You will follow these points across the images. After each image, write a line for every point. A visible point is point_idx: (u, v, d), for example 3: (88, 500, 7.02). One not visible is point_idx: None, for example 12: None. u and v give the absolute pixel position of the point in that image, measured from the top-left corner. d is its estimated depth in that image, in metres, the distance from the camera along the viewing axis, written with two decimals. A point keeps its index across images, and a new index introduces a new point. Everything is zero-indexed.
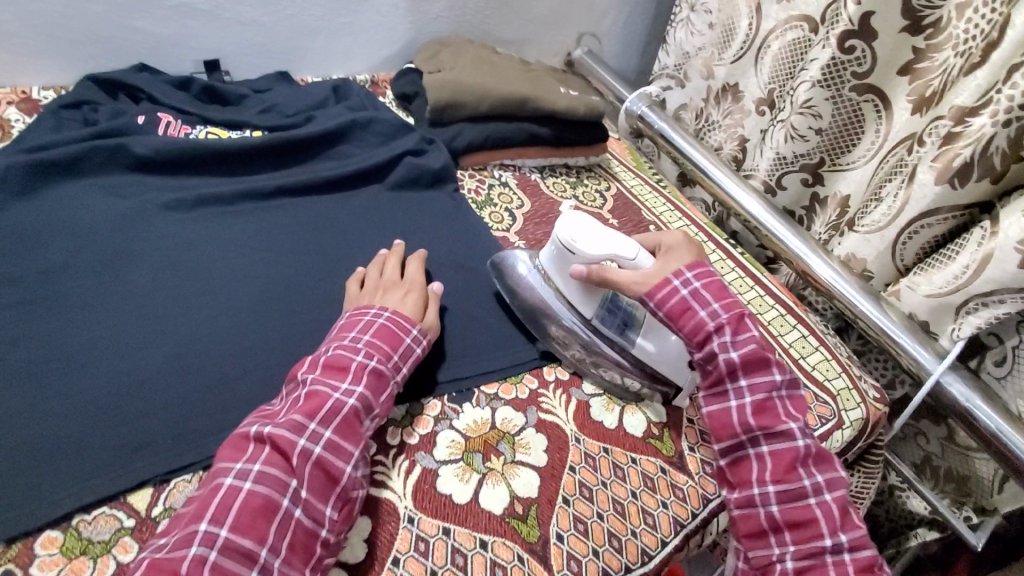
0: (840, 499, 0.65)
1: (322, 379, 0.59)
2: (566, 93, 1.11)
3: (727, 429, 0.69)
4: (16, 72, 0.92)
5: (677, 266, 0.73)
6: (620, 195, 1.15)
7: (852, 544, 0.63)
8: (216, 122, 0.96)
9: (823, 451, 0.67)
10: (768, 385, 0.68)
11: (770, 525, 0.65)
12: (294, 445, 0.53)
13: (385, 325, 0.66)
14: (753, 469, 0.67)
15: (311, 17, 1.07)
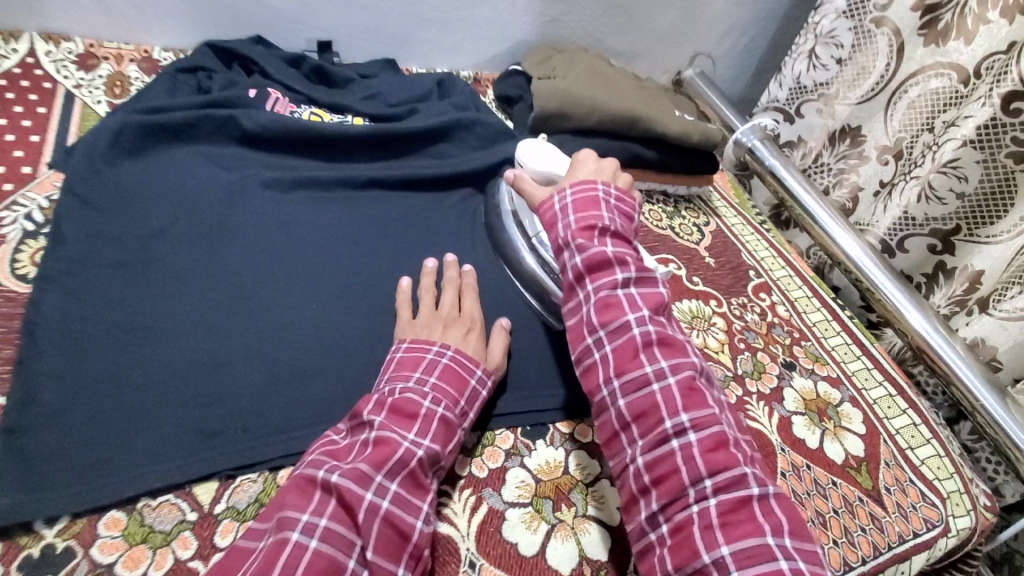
0: (690, 380, 0.58)
1: (390, 424, 0.54)
2: (680, 118, 1.04)
3: (578, 336, 0.62)
4: (142, 31, 0.94)
5: (563, 185, 0.69)
6: (719, 232, 1.07)
7: (696, 424, 0.55)
8: (321, 103, 0.95)
9: (670, 337, 0.60)
10: (612, 283, 0.61)
11: (620, 425, 0.58)
12: (362, 500, 0.49)
13: (452, 365, 0.61)
14: (600, 371, 0.60)
15: (428, 7, 1.05)
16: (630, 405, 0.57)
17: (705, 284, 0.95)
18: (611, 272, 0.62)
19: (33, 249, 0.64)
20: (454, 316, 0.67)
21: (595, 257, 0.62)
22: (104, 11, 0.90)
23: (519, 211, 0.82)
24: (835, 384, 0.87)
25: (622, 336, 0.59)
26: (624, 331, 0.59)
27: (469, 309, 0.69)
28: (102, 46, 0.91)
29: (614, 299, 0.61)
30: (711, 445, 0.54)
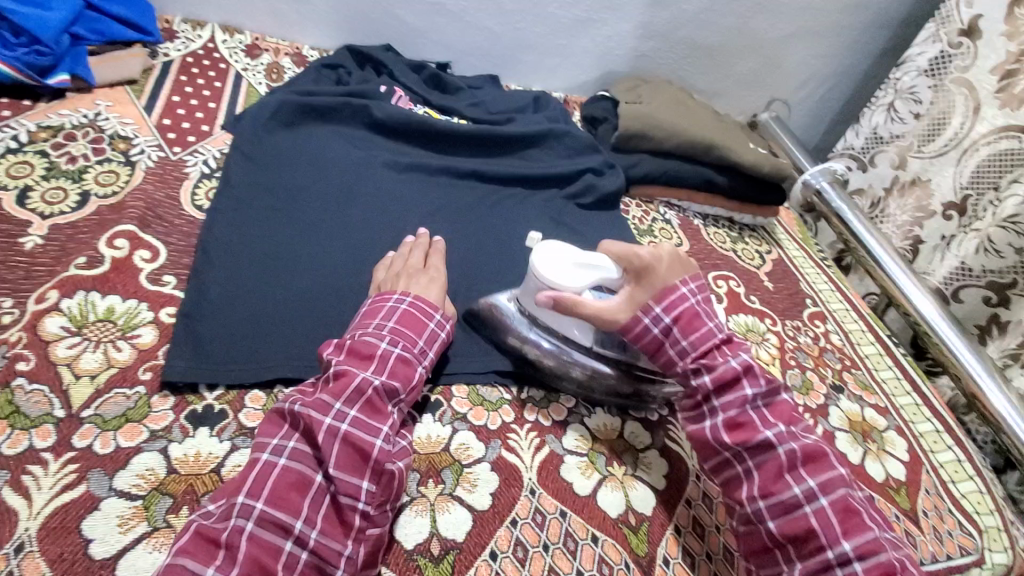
0: (845, 500, 0.59)
1: (346, 363, 0.59)
2: (753, 150, 1.13)
3: (711, 450, 0.65)
4: (299, 31, 1.12)
5: (647, 301, 0.68)
6: (781, 261, 1.13)
7: (859, 551, 0.57)
8: (434, 105, 1.09)
9: (814, 449, 0.62)
10: (741, 399, 0.65)
11: (773, 542, 0.60)
12: (321, 424, 0.54)
13: (407, 311, 0.66)
14: (742, 486, 0.63)
15: (535, 34, 1.19)
16: (779, 525, 0.60)
17: (762, 303, 1.01)
18: (741, 389, 0.65)
19: (207, 188, 0.79)
20: (418, 268, 0.73)
21: (724, 375, 0.65)
22: (272, 11, 1.08)
23: (542, 320, 0.72)
24: (883, 413, 0.90)
25: (763, 454, 0.62)
26: (767, 450, 0.62)
27: (433, 264, 0.75)
28: (265, 40, 1.10)
29: (746, 418, 0.64)
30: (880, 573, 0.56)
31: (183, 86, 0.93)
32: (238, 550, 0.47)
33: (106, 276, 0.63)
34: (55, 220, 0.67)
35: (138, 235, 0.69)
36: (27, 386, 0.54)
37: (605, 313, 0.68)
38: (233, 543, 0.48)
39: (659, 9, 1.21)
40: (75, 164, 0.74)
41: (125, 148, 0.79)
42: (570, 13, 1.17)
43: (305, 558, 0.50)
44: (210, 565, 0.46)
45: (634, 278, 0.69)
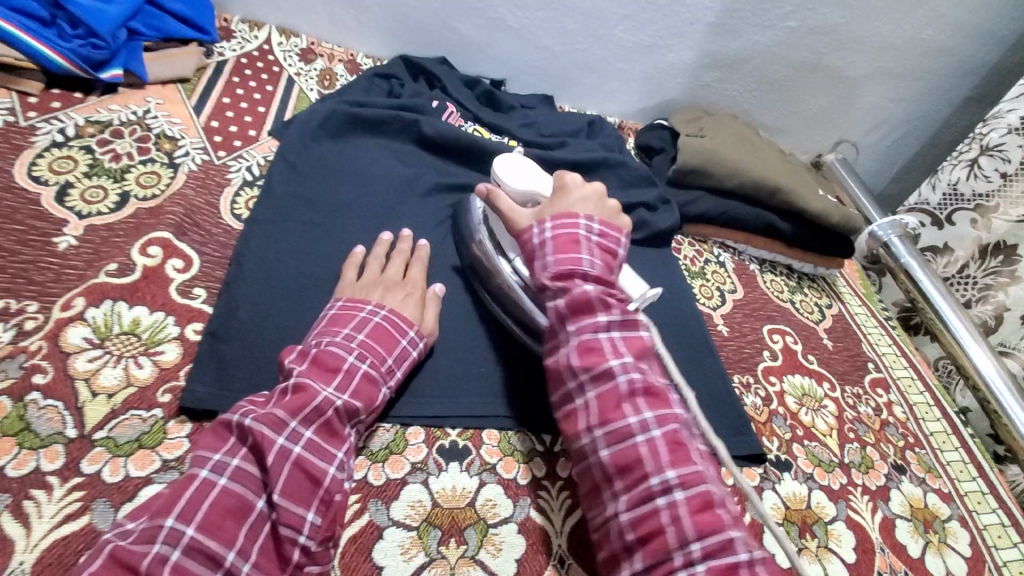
0: (674, 433, 0.56)
1: (309, 374, 0.54)
2: (821, 198, 1.06)
3: (558, 377, 0.61)
4: (355, 39, 1.09)
5: (545, 216, 0.69)
6: (841, 317, 1.05)
7: (683, 481, 0.53)
8: (485, 123, 1.05)
9: (655, 385, 0.58)
10: (594, 326, 0.60)
11: (602, 478, 0.56)
12: (272, 443, 0.49)
13: (381, 325, 0.61)
14: (580, 418, 0.58)
15: (596, 56, 1.14)
16: (611, 455, 0.55)
17: (820, 364, 0.93)
18: (594, 315, 0.61)
19: (247, 196, 0.77)
20: (396, 281, 0.68)
21: (578, 298, 0.61)
22: (330, 17, 1.06)
23: (494, 228, 0.74)
24: (947, 500, 0.81)
25: (606, 383, 0.58)
26: (609, 378, 0.58)
27: (412, 277, 0.70)
28: (321, 46, 1.08)
29: (597, 345, 0.59)
30: (698, 506, 0.52)
31: (234, 88, 0.91)
32: None
33: (135, 286, 0.60)
34: (91, 220, 0.65)
35: (172, 242, 0.66)
36: (41, 401, 0.50)
37: (515, 218, 0.71)
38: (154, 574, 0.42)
39: (729, 39, 1.15)
40: (118, 162, 0.72)
41: (169, 149, 0.77)
42: (635, 38, 1.12)
43: None
44: None
45: (557, 197, 0.72)
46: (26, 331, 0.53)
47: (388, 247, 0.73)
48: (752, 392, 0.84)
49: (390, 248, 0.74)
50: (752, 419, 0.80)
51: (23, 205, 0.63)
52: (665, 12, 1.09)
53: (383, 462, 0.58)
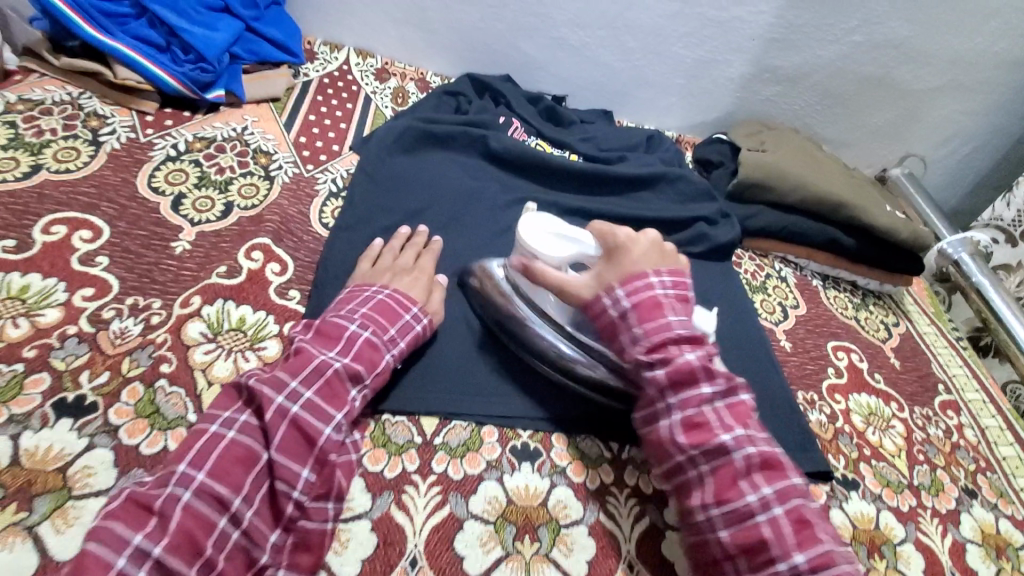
0: (799, 510, 0.54)
1: (313, 344, 0.57)
2: (889, 213, 1.04)
3: (666, 451, 0.59)
4: (425, 58, 1.16)
5: (613, 282, 0.66)
6: (909, 335, 1.02)
7: (814, 564, 0.51)
8: (546, 137, 1.08)
9: (769, 455, 0.57)
10: (698, 398, 0.59)
11: (723, 555, 0.54)
12: (271, 401, 0.51)
13: (385, 301, 0.64)
14: (695, 493, 0.57)
15: (655, 72, 1.17)
16: (733, 535, 0.54)
17: (887, 383, 0.91)
18: (698, 386, 0.59)
19: (333, 207, 0.83)
20: (405, 268, 0.71)
21: (681, 369, 0.59)
22: (403, 38, 1.13)
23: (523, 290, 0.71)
24: (1021, 527, 0.79)
25: (720, 458, 0.56)
26: (723, 452, 0.56)
27: (423, 264, 0.73)
28: (394, 65, 1.15)
29: (704, 417, 0.58)
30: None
31: (318, 106, 0.98)
32: (170, 519, 0.44)
33: (240, 287, 0.66)
34: (202, 227, 0.72)
35: (271, 248, 0.72)
36: (167, 387, 0.56)
37: (572, 289, 0.68)
38: (166, 512, 0.45)
39: (791, 54, 1.15)
40: (222, 175, 0.80)
41: (265, 163, 0.84)
42: (695, 53, 1.14)
43: (235, 539, 0.47)
44: (139, 531, 0.43)
45: (613, 259, 0.69)
46: (153, 325, 0.60)
47: (405, 240, 0.77)
48: (817, 409, 0.83)
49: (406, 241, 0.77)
50: (818, 437, 0.80)
51: (145, 213, 0.71)
52: (726, 28, 1.11)
53: (462, 457, 0.61)
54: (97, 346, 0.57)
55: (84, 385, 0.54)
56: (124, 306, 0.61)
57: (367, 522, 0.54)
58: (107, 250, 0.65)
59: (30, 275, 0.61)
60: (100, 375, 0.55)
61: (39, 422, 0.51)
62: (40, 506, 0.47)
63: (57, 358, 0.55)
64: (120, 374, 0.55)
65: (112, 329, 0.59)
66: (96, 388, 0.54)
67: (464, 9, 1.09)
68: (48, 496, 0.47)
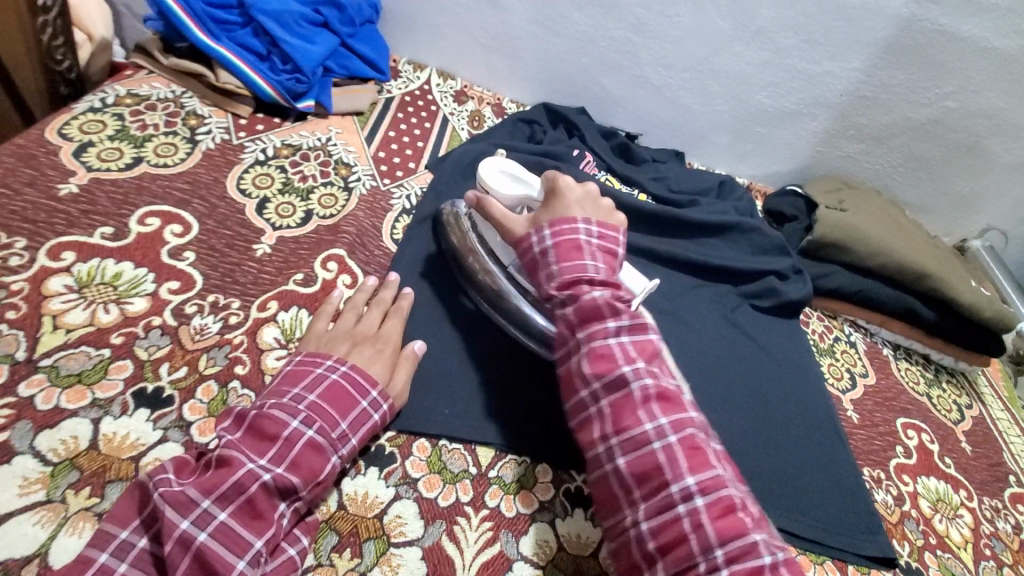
0: (693, 438, 0.53)
1: (239, 444, 0.49)
2: (974, 289, 0.99)
3: (569, 386, 0.58)
4: (505, 85, 1.17)
5: (543, 222, 0.66)
6: (983, 420, 0.96)
7: (702, 486, 0.50)
8: (617, 173, 1.08)
9: (668, 389, 0.55)
10: (604, 333, 0.57)
11: (621, 488, 0.53)
12: (174, 528, 0.43)
13: (337, 383, 0.55)
14: (594, 426, 0.56)
15: (734, 118, 1.15)
16: (629, 464, 0.53)
17: (958, 470, 0.85)
18: (604, 321, 0.58)
19: (405, 223, 0.84)
20: (369, 335, 0.63)
21: (587, 304, 0.58)
22: (485, 64, 1.15)
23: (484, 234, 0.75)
24: None
25: (619, 391, 0.55)
26: (623, 385, 0.55)
27: (387, 331, 0.64)
28: (473, 89, 1.17)
29: (607, 351, 0.57)
30: (718, 510, 0.49)
31: (399, 123, 1.00)
32: None
33: (314, 295, 0.68)
34: (281, 232, 0.74)
35: (345, 259, 0.74)
36: (239, 390, 0.57)
37: (509, 225, 0.70)
38: None
39: (878, 113, 1.12)
40: (305, 183, 0.82)
41: (345, 174, 0.86)
42: (778, 104, 1.12)
43: None
44: None
45: (554, 205, 0.69)
46: (231, 324, 0.61)
47: (371, 294, 0.69)
48: (883, 488, 0.78)
49: (373, 294, 0.69)
50: (884, 518, 0.75)
51: (232, 213, 0.73)
52: (814, 82, 1.08)
53: (516, 493, 0.60)
54: (178, 339, 0.58)
55: (163, 377, 0.55)
56: (206, 303, 0.62)
57: (419, 550, 0.53)
58: (194, 245, 0.67)
59: (124, 263, 0.63)
60: (179, 369, 0.56)
61: (119, 408, 0.52)
62: (111, 493, 0.47)
63: (141, 347, 0.57)
64: (197, 371, 0.57)
65: (193, 325, 0.60)
66: (174, 382, 0.55)
67: (550, 40, 1.10)
68: (120, 484, 0.48)
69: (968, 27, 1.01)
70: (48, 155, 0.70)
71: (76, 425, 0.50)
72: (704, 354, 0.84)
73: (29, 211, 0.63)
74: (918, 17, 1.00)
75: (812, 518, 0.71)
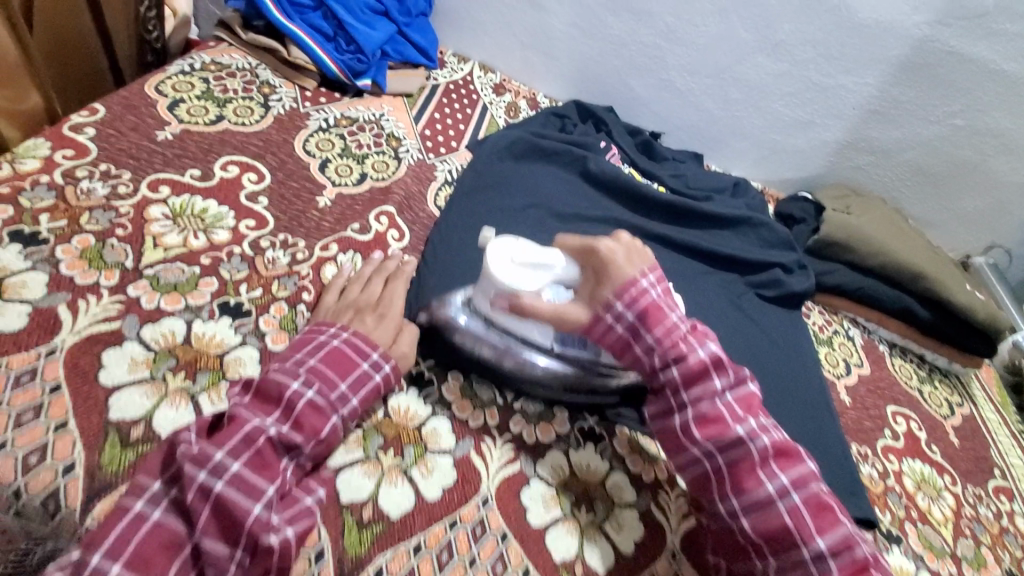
0: (817, 495, 0.57)
1: (248, 406, 0.53)
2: (971, 294, 1.06)
3: (676, 441, 0.63)
4: (540, 81, 1.27)
5: (607, 296, 0.64)
6: (972, 417, 1.02)
7: (833, 547, 0.54)
8: (638, 167, 1.16)
9: (784, 443, 0.59)
10: (711, 394, 0.61)
11: (749, 544, 0.58)
12: (193, 479, 0.47)
13: (339, 348, 0.59)
14: (713, 486, 0.60)
15: (752, 124, 1.23)
16: (755, 524, 0.57)
17: (943, 457, 0.92)
18: (709, 380, 0.62)
19: (446, 193, 0.93)
20: (371, 304, 0.66)
21: (691, 367, 0.62)
22: (524, 61, 1.25)
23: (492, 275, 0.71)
24: None
25: (736, 452, 0.59)
26: (738, 445, 0.59)
27: (389, 300, 0.67)
28: (511, 83, 1.26)
29: (717, 413, 0.60)
30: (851, 570, 0.54)
31: (444, 107, 1.10)
32: None
33: (368, 243, 0.77)
34: (340, 190, 0.83)
35: (395, 217, 0.83)
36: (305, 312, 0.66)
37: (566, 315, 0.64)
38: None
39: (889, 127, 1.19)
40: (361, 150, 0.91)
41: (396, 146, 0.96)
42: (794, 113, 1.20)
43: None
44: None
45: (603, 279, 0.66)
46: (298, 259, 0.71)
47: (376, 266, 0.73)
48: (869, 463, 0.85)
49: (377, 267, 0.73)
50: (868, 488, 0.82)
51: (299, 169, 0.83)
52: (829, 94, 1.17)
53: (535, 425, 0.67)
54: (254, 266, 0.68)
55: (243, 294, 0.64)
56: (277, 240, 0.72)
57: (450, 457, 0.62)
58: (267, 192, 0.77)
59: (210, 200, 0.72)
60: (256, 289, 0.65)
61: (207, 314, 0.61)
62: (201, 379, 0.57)
63: (224, 269, 0.66)
64: (270, 293, 0.66)
65: (267, 256, 0.69)
66: (252, 299, 0.64)
67: (585, 42, 1.19)
68: (208, 373, 0.57)
69: (977, 50, 1.08)
70: (147, 106, 0.80)
71: (173, 323, 0.59)
72: (709, 329, 0.92)
73: (133, 150, 0.74)
74: (930, 38, 1.08)
75: None
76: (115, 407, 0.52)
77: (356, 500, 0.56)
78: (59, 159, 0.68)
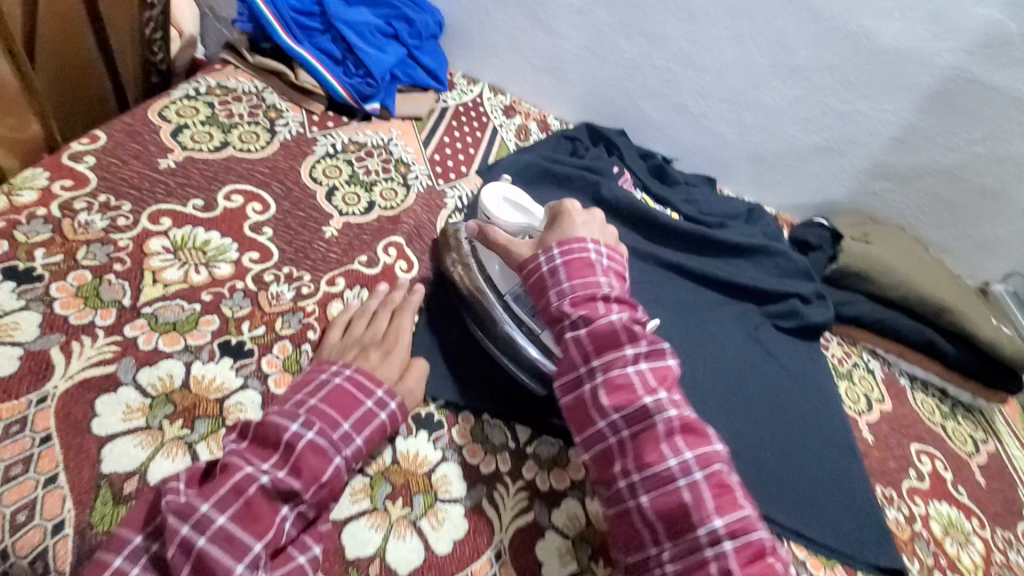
0: (719, 475, 0.54)
1: (243, 452, 0.50)
2: (995, 327, 1.02)
3: (584, 414, 0.58)
4: (550, 104, 1.25)
5: (550, 243, 0.66)
6: (998, 456, 0.98)
7: (732, 530, 0.51)
8: (651, 192, 1.14)
9: (691, 420, 0.56)
10: (622, 363, 0.57)
11: (643, 523, 0.54)
12: (175, 533, 0.44)
13: (342, 387, 0.56)
14: (617, 460, 0.56)
15: (766, 149, 1.21)
16: (653, 501, 0.54)
17: (971, 499, 0.88)
18: (621, 348, 0.58)
19: (456, 220, 0.91)
20: (376, 340, 0.63)
21: (601, 330, 0.59)
22: (534, 83, 1.23)
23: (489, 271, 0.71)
24: None
25: (643, 423, 0.55)
26: (647, 416, 0.56)
27: (398, 335, 0.65)
28: (521, 105, 1.25)
29: (626, 381, 0.57)
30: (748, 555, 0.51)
31: (453, 130, 1.08)
32: None
33: (375, 277, 0.74)
34: (347, 219, 0.80)
35: (403, 247, 0.80)
36: (309, 351, 0.63)
37: (512, 247, 0.69)
38: None
39: (907, 153, 1.17)
40: (369, 176, 0.89)
41: (404, 172, 0.93)
42: (810, 138, 1.18)
43: None
44: None
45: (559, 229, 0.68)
46: (303, 294, 0.68)
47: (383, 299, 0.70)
48: (895, 507, 0.81)
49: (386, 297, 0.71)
50: (896, 535, 0.78)
51: (305, 197, 0.80)
52: (845, 120, 1.14)
53: (550, 471, 0.64)
54: (257, 302, 0.65)
55: (244, 333, 0.62)
56: (282, 273, 0.69)
57: (461, 507, 0.58)
58: (272, 222, 0.74)
59: (212, 232, 0.70)
60: (258, 327, 0.63)
61: (207, 355, 0.58)
62: (199, 427, 0.54)
63: (226, 306, 0.63)
64: (273, 331, 0.63)
65: (270, 291, 0.67)
66: (254, 338, 0.62)
67: (597, 65, 1.18)
68: (206, 420, 0.54)
69: (999, 77, 1.06)
70: (151, 133, 0.78)
71: (171, 365, 0.57)
72: (725, 363, 0.89)
73: (135, 180, 0.72)
74: (950, 65, 1.05)
75: (826, 527, 0.74)
76: (107, 459, 0.50)
77: (362, 556, 0.53)
78: (57, 191, 0.67)
